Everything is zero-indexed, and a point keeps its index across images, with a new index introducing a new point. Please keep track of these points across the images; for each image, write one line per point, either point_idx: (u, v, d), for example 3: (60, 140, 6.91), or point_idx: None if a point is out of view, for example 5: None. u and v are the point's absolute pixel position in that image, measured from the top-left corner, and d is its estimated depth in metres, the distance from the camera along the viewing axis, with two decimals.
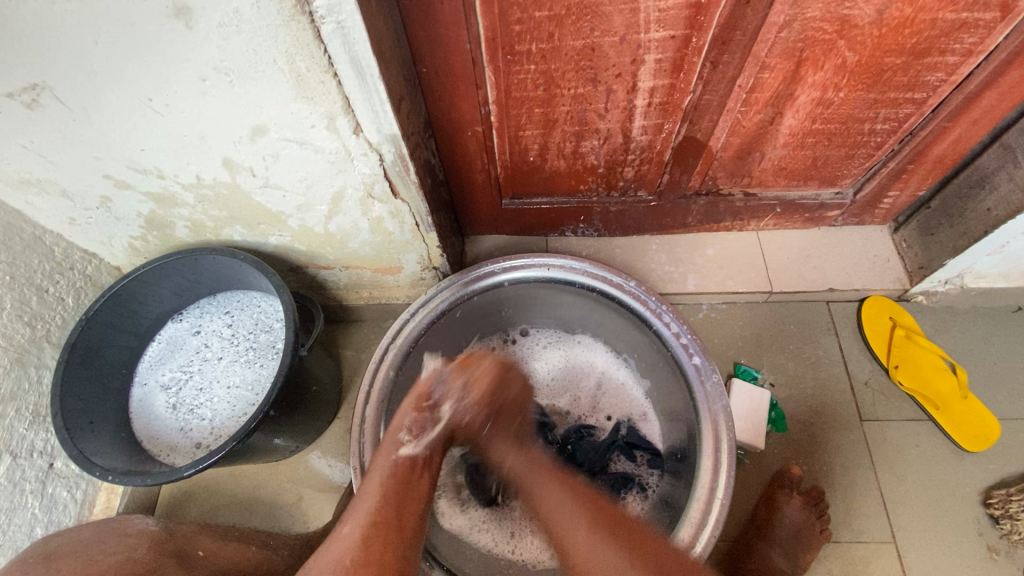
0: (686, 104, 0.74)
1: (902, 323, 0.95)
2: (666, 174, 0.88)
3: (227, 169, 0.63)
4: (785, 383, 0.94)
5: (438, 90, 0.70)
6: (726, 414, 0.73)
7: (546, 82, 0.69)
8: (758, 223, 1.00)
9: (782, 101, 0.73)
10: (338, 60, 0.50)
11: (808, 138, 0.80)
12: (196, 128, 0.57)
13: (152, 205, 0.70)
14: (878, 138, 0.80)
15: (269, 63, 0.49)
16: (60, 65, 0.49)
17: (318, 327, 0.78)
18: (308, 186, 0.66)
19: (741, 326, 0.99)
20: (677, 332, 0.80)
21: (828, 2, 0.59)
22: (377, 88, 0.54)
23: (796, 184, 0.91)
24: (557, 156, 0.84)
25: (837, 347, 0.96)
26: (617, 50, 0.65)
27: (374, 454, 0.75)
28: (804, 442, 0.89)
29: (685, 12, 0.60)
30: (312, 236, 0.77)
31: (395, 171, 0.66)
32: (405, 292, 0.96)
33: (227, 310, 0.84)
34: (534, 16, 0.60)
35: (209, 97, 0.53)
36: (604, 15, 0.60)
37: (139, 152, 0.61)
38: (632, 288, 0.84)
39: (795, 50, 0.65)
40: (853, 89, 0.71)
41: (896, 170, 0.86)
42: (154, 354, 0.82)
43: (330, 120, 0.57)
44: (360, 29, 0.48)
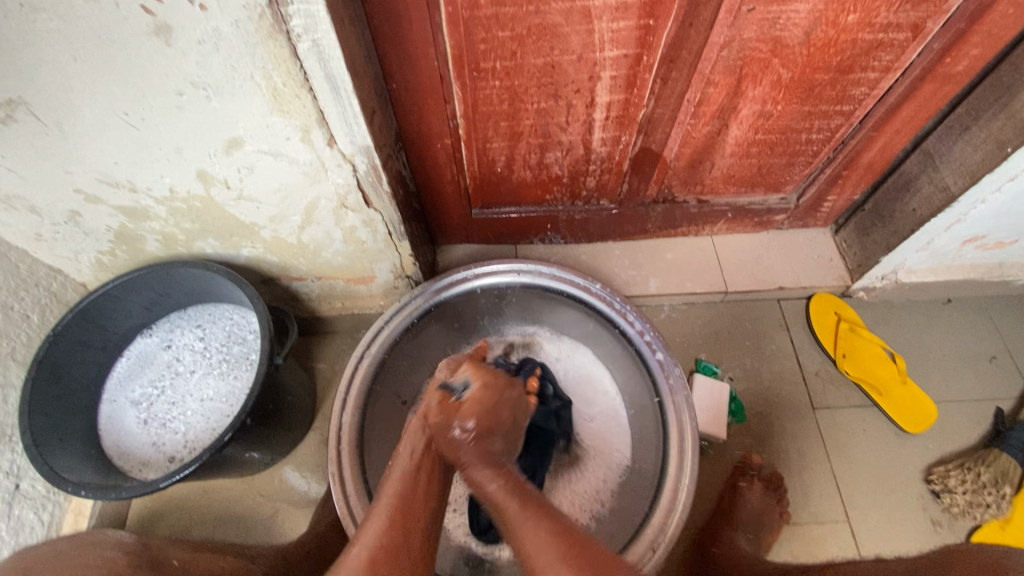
0: (641, 118, 0.79)
1: (846, 317, 1.03)
2: (625, 182, 0.94)
3: (202, 181, 0.65)
4: (743, 377, 1.00)
5: (407, 105, 0.73)
6: (689, 405, 0.78)
7: (511, 97, 0.74)
8: (713, 228, 1.07)
9: (727, 114, 0.80)
10: (313, 76, 0.53)
11: (752, 147, 0.87)
12: (171, 141, 0.58)
13: (122, 219, 0.71)
14: (815, 146, 0.87)
15: (245, 79, 0.52)
16: (35, 81, 0.50)
17: (292, 337, 0.79)
18: (282, 197, 0.68)
19: (701, 325, 1.05)
20: (642, 330, 0.84)
21: (762, 24, 0.66)
22: (351, 102, 0.57)
23: (744, 190, 0.98)
24: (523, 167, 0.88)
25: (790, 342, 1.03)
26: (576, 67, 0.70)
27: (352, 461, 0.76)
28: (762, 430, 0.95)
29: (635, 33, 0.66)
30: (285, 246, 0.79)
31: (369, 181, 0.68)
32: (379, 301, 0.97)
33: (199, 324, 0.84)
34: (497, 35, 0.65)
35: (185, 112, 0.55)
36: (562, 35, 0.65)
37: (112, 166, 0.62)
38: (599, 290, 0.88)
39: (736, 67, 0.72)
40: (789, 103, 0.78)
41: (832, 176, 0.94)
42: (123, 370, 0.81)
43: (305, 133, 0.59)
44: (334, 46, 0.51)
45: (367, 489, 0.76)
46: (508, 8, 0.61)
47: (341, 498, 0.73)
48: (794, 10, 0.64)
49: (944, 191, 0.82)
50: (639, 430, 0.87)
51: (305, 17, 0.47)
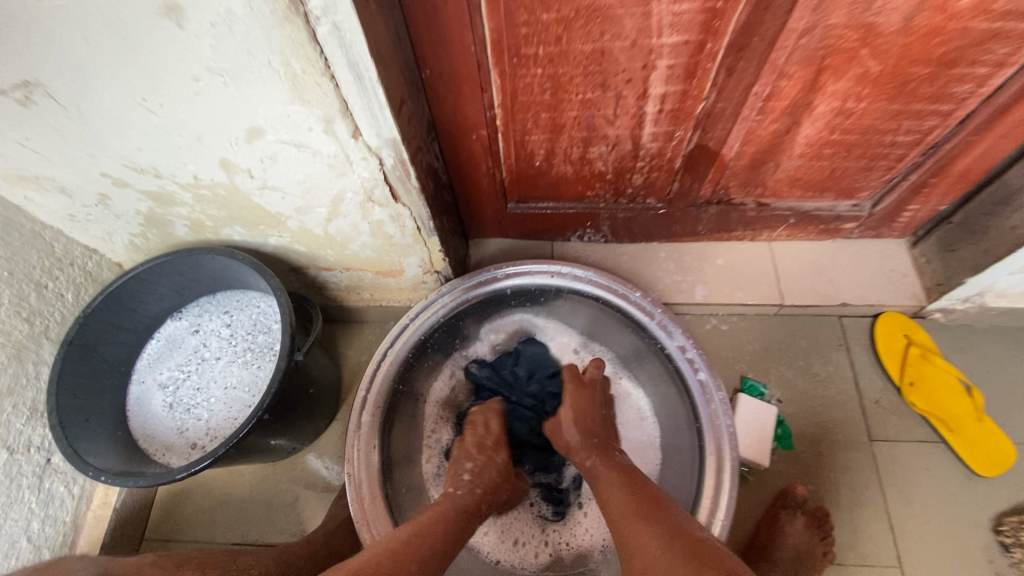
0: (699, 112, 0.71)
1: (917, 342, 0.92)
2: (676, 181, 0.86)
3: (225, 170, 0.62)
4: (793, 400, 0.92)
5: (442, 92, 0.68)
6: (730, 433, 0.71)
7: (553, 86, 0.67)
8: (771, 233, 0.97)
9: (799, 111, 0.70)
10: (335, 63, 0.48)
11: (825, 149, 0.77)
12: (192, 128, 0.56)
13: (150, 203, 0.70)
14: (900, 150, 0.77)
15: (263, 65, 0.48)
16: (53, 63, 0.48)
17: (316, 330, 0.76)
18: (307, 188, 0.65)
19: (750, 339, 0.97)
20: (683, 345, 0.77)
21: (852, 8, 0.56)
22: (375, 92, 0.52)
23: (811, 195, 0.88)
24: (564, 162, 0.81)
25: (849, 364, 0.94)
26: (628, 54, 0.62)
27: (369, 463, 0.73)
28: (810, 460, 0.87)
29: (700, 16, 0.57)
30: (311, 237, 0.76)
31: (396, 176, 0.64)
32: (407, 294, 0.94)
33: (226, 310, 0.83)
34: (541, 18, 0.58)
35: (204, 98, 0.52)
36: (615, 19, 0.58)
37: (136, 152, 0.60)
38: (639, 299, 0.81)
39: (816, 57, 0.62)
40: (876, 100, 0.68)
41: (916, 183, 0.83)
42: (152, 352, 0.81)
43: (327, 124, 0.55)
44: (356, 31, 0.46)
45: (384, 493, 0.73)
46: None
47: (356, 501, 0.71)
48: None
49: None
50: (671, 450, 0.81)
51: None
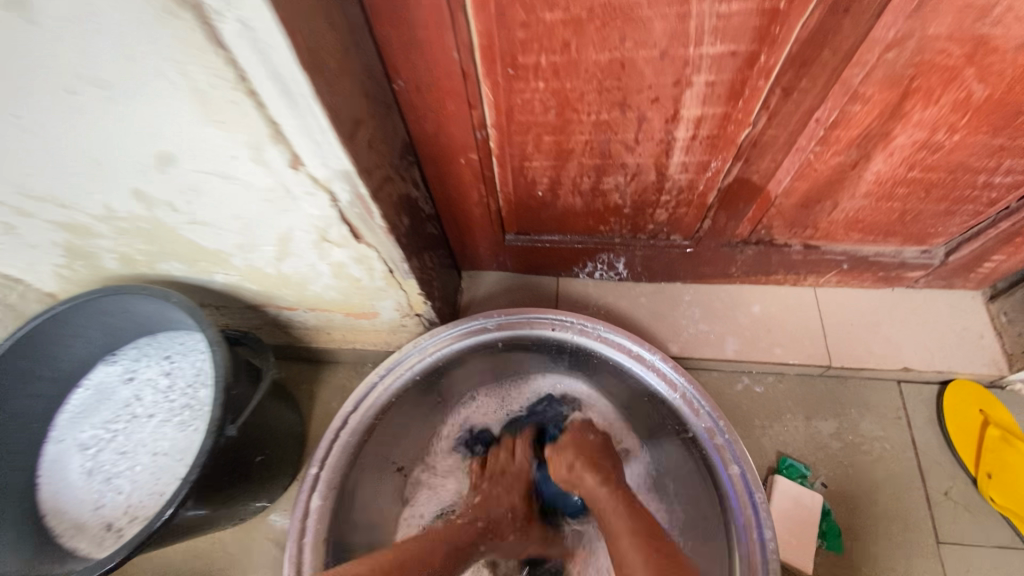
0: (742, 140, 0.56)
1: (995, 420, 0.76)
2: (707, 219, 0.71)
3: (141, 201, 0.49)
4: (841, 484, 0.76)
5: (421, 109, 0.54)
6: (768, 550, 0.56)
7: (559, 105, 0.53)
8: (818, 279, 0.82)
9: (872, 142, 0.55)
10: (251, 74, 0.35)
11: (899, 188, 0.62)
12: (84, 151, 0.43)
13: (65, 234, 0.57)
14: (994, 192, 0.61)
15: (153, 75, 0.35)
16: None
17: (265, 389, 0.63)
18: (246, 225, 0.52)
19: (790, 404, 0.81)
20: (711, 425, 0.63)
21: (964, 12, 0.42)
22: (313, 113, 0.39)
23: (872, 239, 0.73)
24: (572, 192, 0.68)
25: (910, 443, 0.77)
26: (655, 67, 0.48)
27: (317, 558, 0.60)
28: (862, 564, 0.71)
29: (754, 20, 0.43)
30: (263, 276, 0.63)
31: (355, 213, 0.51)
32: (384, 336, 0.80)
33: (167, 355, 0.70)
34: (543, 18, 0.44)
35: (88, 115, 0.39)
36: (641, 21, 0.44)
37: (26, 177, 0.47)
38: (661, 363, 0.67)
39: (903, 77, 0.48)
40: (975, 131, 0.53)
41: (1008, 232, 0.67)
42: (78, 404, 0.69)
43: (255, 151, 0.42)
44: (273, 29, 0.32)
45: None
46: None
47: None
48: None
49: None
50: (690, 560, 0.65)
51: None
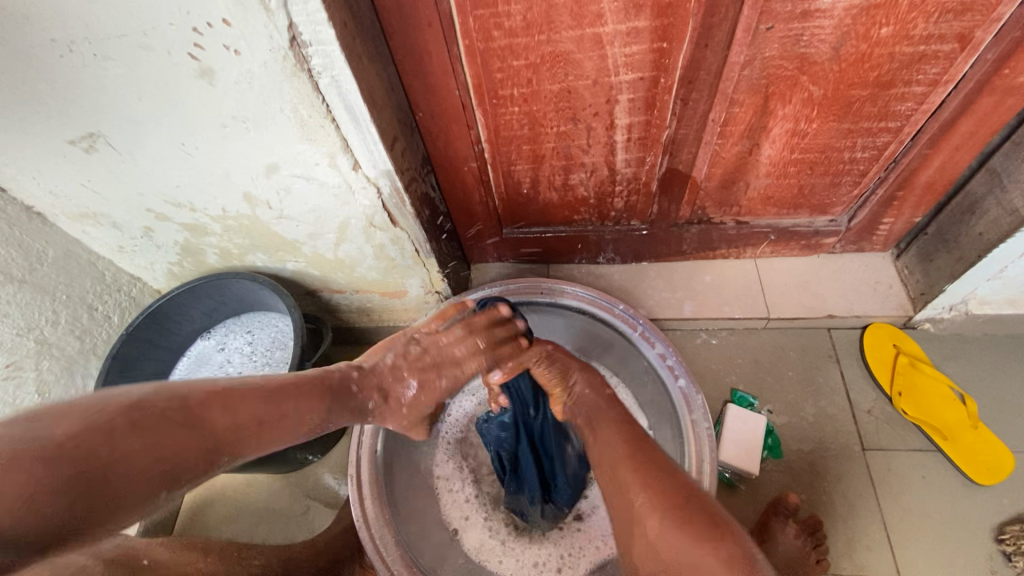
0: (664, 139, 0.79)
1: (906, 351, 0.95)
2: (655, 204, 0.93)
3: (248, 203, 0.73)
4: (784, 410, 0.93)
5: (435, 131, 0.78)
6: (710, 436, 0.75)
7: (530, 122, 0.76)
8: (755, 250, 1.02)
9: (757, 133, 0.77)
10: (334, 107, 0.58)
11: (790, 167, 0.83)
12: (221, 167, 0.66)
13: (186, 234, 0.81)
14: (861, 165, 0.82)
15: (277, 112, 0.58)
16: (114, 119, 0.60)
17: (326, 344, 0.85)
18: (316, 217, 0.75)
19: (741, 352, 1.00)
20: (664, 353, 0.82)
21: (784, 41, 0.64)
22: (370, 130, 0.62)
23: (787, 212, 0.94)
24: (549, 188, 0.90)
25: (839, 375, 0.96)
26: (592, 91, 0.71)
27: (373, 467, 0.79)
28: (801, 469, 0.88)
29: (650, 56, 0.66)
30: (323, 262, 0.86)
31: (393, 203, 0.73)
32: (412, 314, 1.02)
33: (249, 330, 0.93)
34: (513, 64, 0.68)
35: (230, 141, 0.62)
36: (576, 61, 0.67)
37: (175, 189, 0.71)
38: (623, 311, 0.87)
39: (760, 85, 0.70)
40: (826, 120, 0.75)
41: (885, 197, 0.87)
42: (183, 369, 0.92)
43: (331, 158, 0.65)
44: (351, 81, 0.56)
45: (384, 494, 0.79)
46: (520, 39, 0.64)
47: (358, 502, 0.77)
48: (818, 26, 0.62)
49: (1012, 214, 0.75)
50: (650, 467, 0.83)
51: (323, 56, 0.53)
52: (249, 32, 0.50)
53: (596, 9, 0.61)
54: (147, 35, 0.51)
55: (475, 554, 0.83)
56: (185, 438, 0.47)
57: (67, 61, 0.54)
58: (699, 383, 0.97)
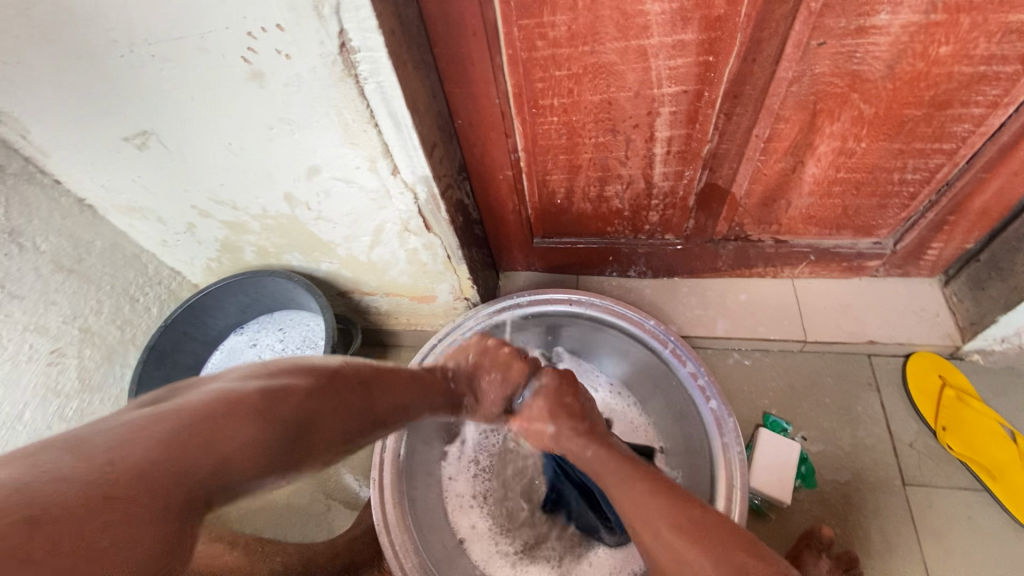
0: (704, 153, 0.77)
1: (953, 383, 0.91)
2: (691, 219, 0.91)
3: (288, 203, 0.74)
4: (818, 437, 0.90)
5: (472, 139, 0.78)
6: (741, 460, 0.72)
7: (569, 132, 0.76)
8: (793, 270, 0.99)
9: (801, 150, 0.75)
10: (378, 112, 0.59)
11: (834, 186, 0.81)
12: (264, 167, 0.68)
13: (226, 231, 0.82)
14: (910, 187, 0.79)
15: (322, 116, 0.59)
16: (166, 118, 0.62)
17: (355, 345, 0.86)
18: (353, 220, 0.76)
19: (774, 374, 0.97)
20: (695, 372, 0.80)
21: (835, 58, 0.62)
22: (411, 136, 0.62)
23: (829, 232, 0.91)
24: (583, 200, 0.89)
25: (879, 404, 0.92)
26: (633, 103, 0.71)
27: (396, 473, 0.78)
28: (836, 500, 0.85)
29: (695, 69, 0.65)
30: (356, 263, 0.86)
31: (428, 209, 0.74)
32: (439, 319, 1.02)
33: (281, 327, 0.95)
34: (554, 74, 0.68)
35: (275, 142, 0.64)
36: (618, 73, 0.67)
37: (219, 187, 0.73)
38: (655, 327, 0.85)
39: (808, 102, 0.68)
40: (875, 140, 0.72)
41: (935, 221, 0.84)
42: (215, 362, 0.94)
43: (372, 162, 0.66)
44: (395, 88, 0.56)
45: (405, 501, 0.78)
46: (563, 49, 0.64)
47: (379, 506, 0.76)
48: (873, 43, 0.60)
49: None
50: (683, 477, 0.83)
51: (370, 62, 0.54)
52: (301, 37, 0.51)
53: (643, 21, 0.60)
54: (203, 38, 0.52)
55: (480, 565, 0.84)
56: (316, 423, 0.47)
57: (127, 61, 0.56)
58: (730, 405, 0.95)
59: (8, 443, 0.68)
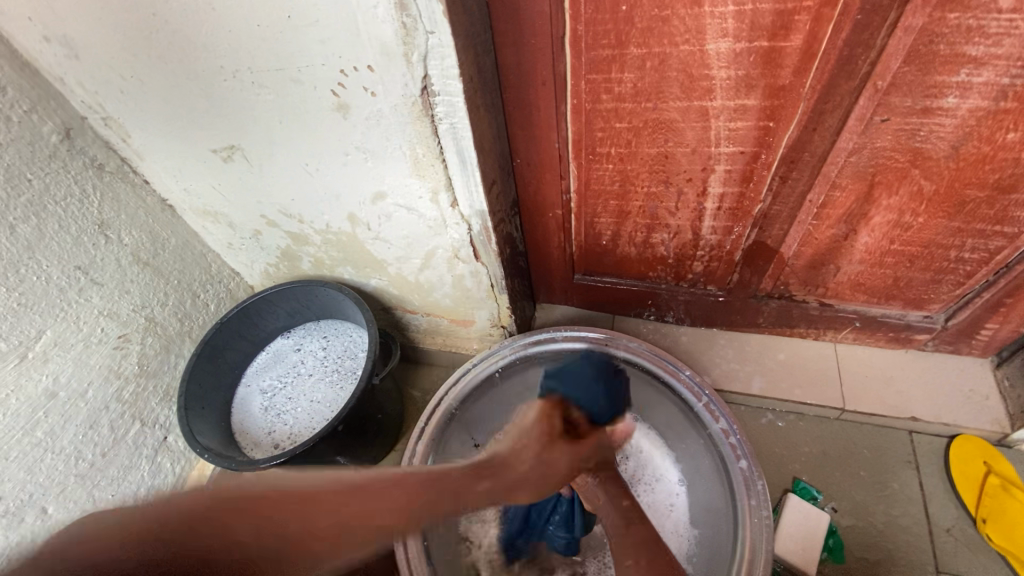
0: (756, 212, 0.78)
1: (998, 471, 0.86)
2: (736, 273, 0.91)
3: (350, 222, 0.78)
4: (850, 511, 0.87)
5: (528, 177, 0.82)
6: (767, 526, 0.71)
7: (622, 179, 0.78)
8: (836, 335, 0.98)
9: (855, 219, 0.75)
10: (446, 149, 0.63)
11: (886, 257, 0.80)
12: (334, 188, 0.72)
13: (289, 241, 0.87)
14: (967, 266, 0.78)
15: (395, 148, 0.64)
16: (253, 135, 0.68)
17: (393, 361, 0.89)
18: (408, 243, 0.80)
19: (807, 438, 0.94)
20: (727, 429, 0.79)
21: (898, 134, 0.63)
22: (474, 173, 0.66)
23: (877, 301, 0.89)
24: (629, 244, 0.91)
25: (917, 484, 0.88)
26: (689, 159, 0.72)
27: None
28: None
29: (754, 132, 0.67)
30: (404, 283, 0.90)
31: (480, 240, 0.77)
32: (475, 344, 1.05)
33: (325, 335, 0.99)
34: (615, 126, 0.70)
35: (348, 167, 0.68)
36: (678, 130, 0.69)
37: (289, 201, 0.78)
38: (688, 377, 0.85)
39: (867, 173, 0.69)
40: (933, 216, 0.72)
41: (991, 302, 0.82)
42: (260, 362, 0.98)
43: (433, 193, 0.69)
44: (467, 129, 0.60)
45: None
46: (627, 104, 0.67)
47: None
48: (938, 123, 0.61)
49: None
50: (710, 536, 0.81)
51: (447, 104, 0.58)
52: (387, 78, 0.55)
53: (708, 84, 0.62)
54: (300, 71, 0.57)
55: None
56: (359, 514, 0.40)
57: (229, 84, 0.61)
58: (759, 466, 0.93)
59: (69, 417, 0.74)
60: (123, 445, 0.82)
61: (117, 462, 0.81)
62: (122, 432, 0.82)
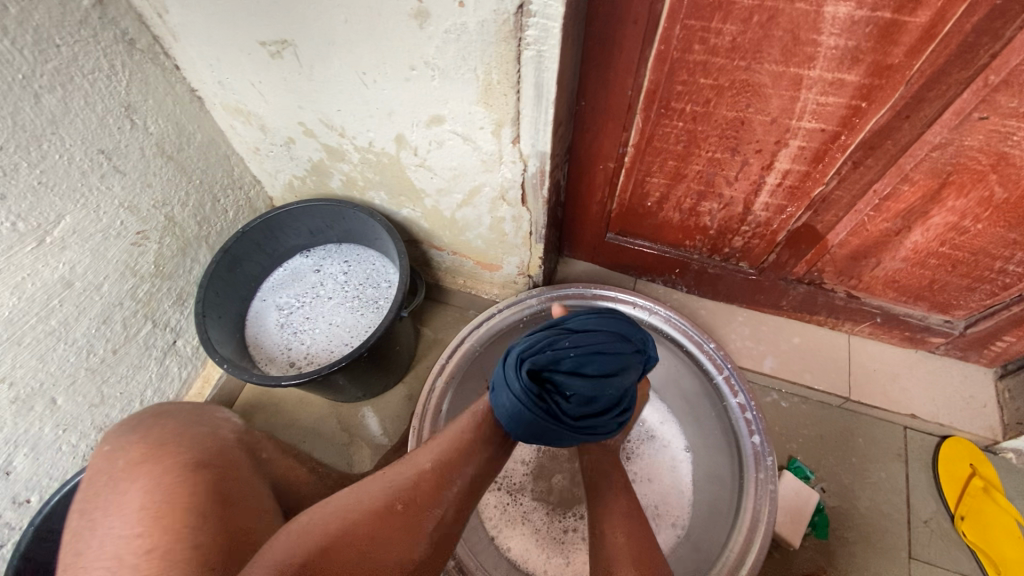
0: (815, 194, 0.76)
1: (982, 474, 0.91)
2: (774, 253, 0.90)
3: (397, 143, 0.73)
4: (837, 492, 0.92)
5: (588, 123, 0.77)
6: (772, 499, 0.74)
7: (688, 140, 0.75)
8: (854, 327, 0.99)
9: (913, 216, 0.74)
10: (525, 81, 0.58)
11: (931, 258, 0.80)
12: (389, 105, 0.67)
13: (323, 155, 0.82)
14: (1007, 279, 0.78)
15: (469, 70, 0.59)
16: (311, 31, 0.61)
17: (420, 296, 0.87)
18: (454, 175, 0.75)
19: (807, 421, 0.98)
20: (744, 405, 0.81)
21: (990, 135, 0.61)
22: (547, 111, 0.61)
23: (905, 300, 0.90)
24: (674, 209, 0.88)
25: (904, 475, 0.93)
26: (766, 128, 0.69)
27: (433, 427, 0.80)
28: (840, 554, 0.87)
29: (842, 111, 0.64)
30: (438, 217, 0.87)
31: (532, 183, 0.73)
32: (495, 288, 1.03)
33: (346, 260, 0.96)
34: (698, 81, 0.66)
35: (411, 83, 0.63)
36: (764, 95, 0.65)
37: (335, 112, 0.72)
38: (712, 350, 0.85)
39: (943, 171, 0.67)
40: (993, 224, 0.71)
41: (1017, 316, 0.83)
42: (277, 278, 0.95)
43: (497, 126, 0.65)
44: (554, 61, 0.55)
45: None
46: (719, 58, 0.63)
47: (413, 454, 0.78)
48: None
49: None
50: (700, 530, 0.84)
51: (541, 29, 0.52)
52: None
53: (812, 51, 0.58)
54: None
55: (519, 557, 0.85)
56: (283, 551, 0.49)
57: None
58: None
59: (83, 308, 0.70)
60: (134, 343, 0.79)
61: (128, 359, 0.79)
62: (134, 331, 0.79)
